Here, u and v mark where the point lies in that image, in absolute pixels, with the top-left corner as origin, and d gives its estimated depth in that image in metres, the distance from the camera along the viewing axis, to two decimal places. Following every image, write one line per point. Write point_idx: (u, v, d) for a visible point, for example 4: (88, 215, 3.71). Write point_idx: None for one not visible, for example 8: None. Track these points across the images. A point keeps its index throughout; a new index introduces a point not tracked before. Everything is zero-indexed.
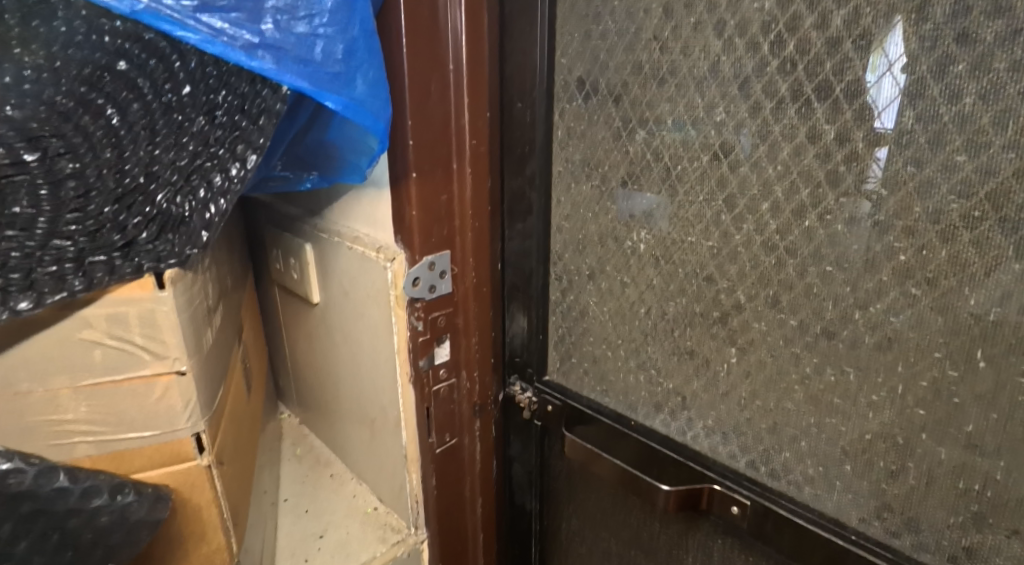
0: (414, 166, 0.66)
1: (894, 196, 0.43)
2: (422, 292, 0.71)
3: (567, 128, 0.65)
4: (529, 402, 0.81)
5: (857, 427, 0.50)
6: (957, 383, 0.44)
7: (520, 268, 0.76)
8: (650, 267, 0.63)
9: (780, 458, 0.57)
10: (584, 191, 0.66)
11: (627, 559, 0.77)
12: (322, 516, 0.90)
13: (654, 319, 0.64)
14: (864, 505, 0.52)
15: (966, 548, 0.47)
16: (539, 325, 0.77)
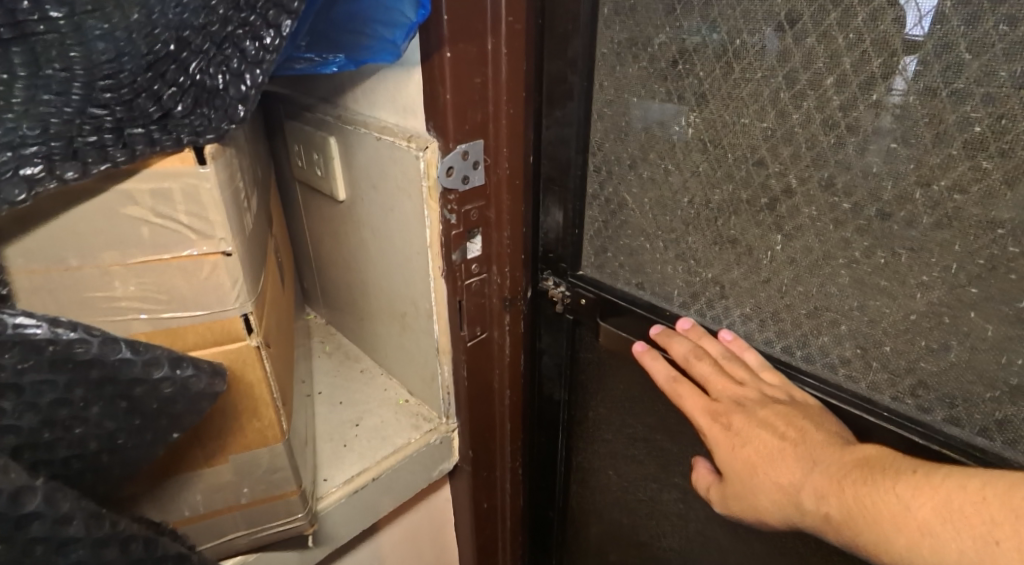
0: (449, 47, 0.62)
1: (979, 61, 0.41)
2: (456, 182, 0.70)
3: (614, 3, 0.60)
4: (562, 295, 0.81)
5: (902, 308, 0.51)
6: (1016, 259, 0.43)
7: (557, 159, 0.73)
8: (697, 153, 0.60)
9: (817, 342, 0.59)
10: (631, 73, 0.63)
11: (653, 441, 0.80)
12: (357, 405, 0.93)
13: (696, 209, 0.63)
14: (899, 383, 0.54)
15: (998, 420, 0.49)
16: (575, 219, 0.75)
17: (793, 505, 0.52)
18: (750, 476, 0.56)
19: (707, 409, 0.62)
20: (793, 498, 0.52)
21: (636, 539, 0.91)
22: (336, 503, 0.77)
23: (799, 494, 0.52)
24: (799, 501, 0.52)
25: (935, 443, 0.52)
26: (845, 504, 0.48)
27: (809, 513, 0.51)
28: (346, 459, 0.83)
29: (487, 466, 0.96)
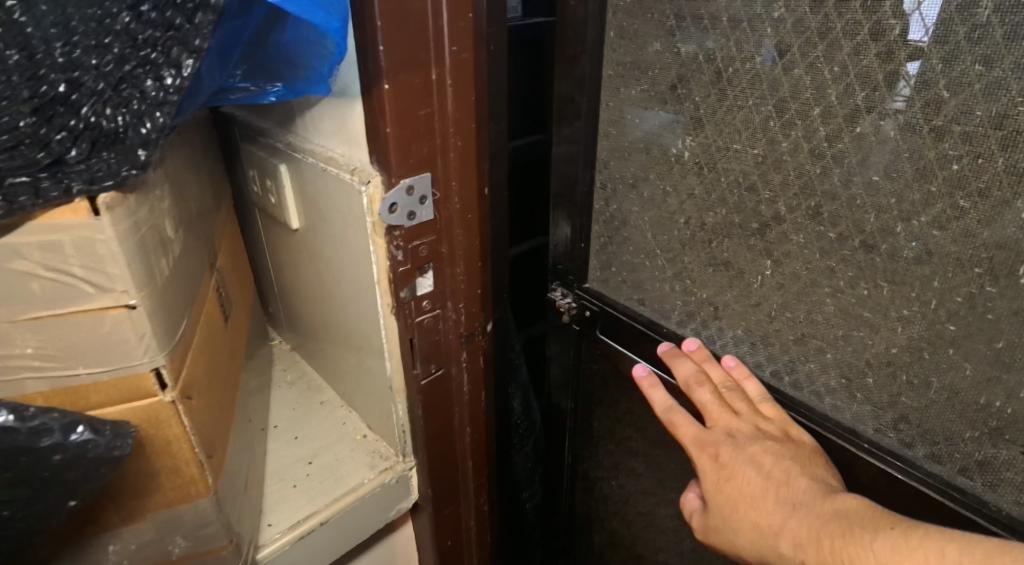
0: (387, 78, 0.60)
1: (956, 99, 0.41)
2: (400, 219, 0.68)
3: (619, 28, 0.63)
4: (568, 307, 0.83)
5: (884, 340, 0.51)
6: (994, 299, 0.43)
7: (566, 173, 0.75)
8: (692, 176, 0.61)
9: (804, 368, 0.59)
10: (633, 96, 0.64)
11: (651, 456, 0.81)
12: (313, 441, 0.94)
13: (693, 230, 0.64)
14: (881, 416, 0.54)
15: (979, 461, 0.48)
16: (582, 233, 0.77)
17: (773, 548, 0.53)
18: (733, 513, 0.57)
19: (697, 440, 0.62)
20: (772, 541, 0.54)
21: (636, 551, 0.92)
22: (277, 551, 0.78)
23: (778, 538, 0.53)
24: (778, 546, 0.53)
25: (914, 478, 0.52)
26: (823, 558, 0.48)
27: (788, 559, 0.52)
28: (294, 502, 0.84)
29: (450, 503, 0.95)
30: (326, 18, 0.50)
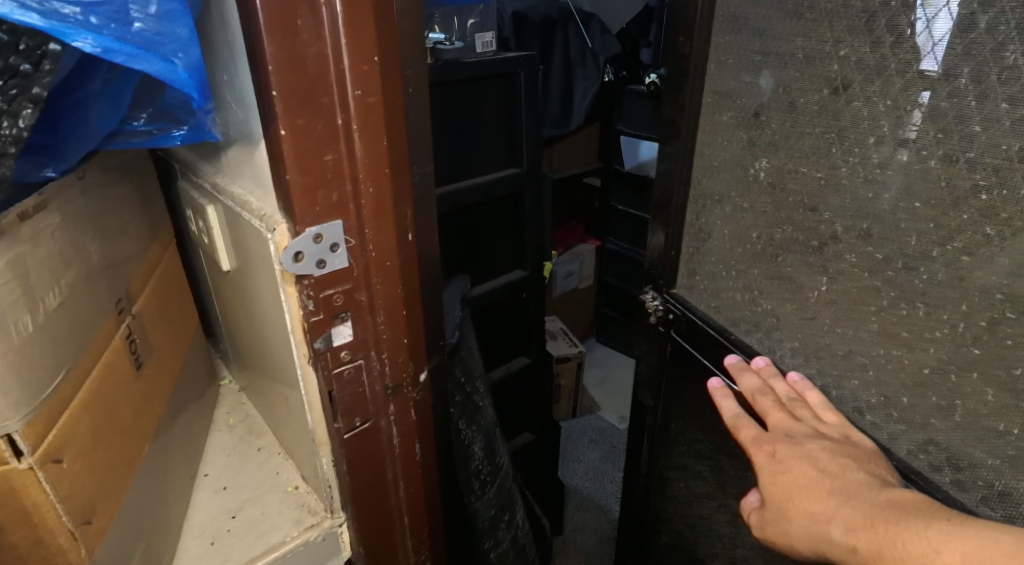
0: (283, 123, 0.52)
1: (987, 133, 0.44)
2: (309, 268, 0.59)
3: (718, 62, 0.69)
4: (655, 309, 0.87)
5: (917, 360, 0.53)
6: (1012, 324, 0.45)
7: (664, 188, 0.82)
8: (766, 195, 0.66)
9: (849, 384, 0.61)
10: (724, 121, 0.70)
11: (716, 463, 0.80)
12: (242, 492, 0.84)
13: (764, 244, 0.68)
14: (911, 436, 0.55)
15: (998, 491, 0.48)
16: (672, 242, 0.83)
17: (824, 534, 0.50)
18: (785, 503, 0.55)
19: (756, 440, 0.62)
20: (823, 529, 0.50)
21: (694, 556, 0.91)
22: None
23: (829, 524, 0.50)
24: (827, 533, 0.49)
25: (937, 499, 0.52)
26: (874, 539, 0.45)
27: (839, 545, 0.48)
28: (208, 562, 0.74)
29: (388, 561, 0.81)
30: (165, 63, 0.45)
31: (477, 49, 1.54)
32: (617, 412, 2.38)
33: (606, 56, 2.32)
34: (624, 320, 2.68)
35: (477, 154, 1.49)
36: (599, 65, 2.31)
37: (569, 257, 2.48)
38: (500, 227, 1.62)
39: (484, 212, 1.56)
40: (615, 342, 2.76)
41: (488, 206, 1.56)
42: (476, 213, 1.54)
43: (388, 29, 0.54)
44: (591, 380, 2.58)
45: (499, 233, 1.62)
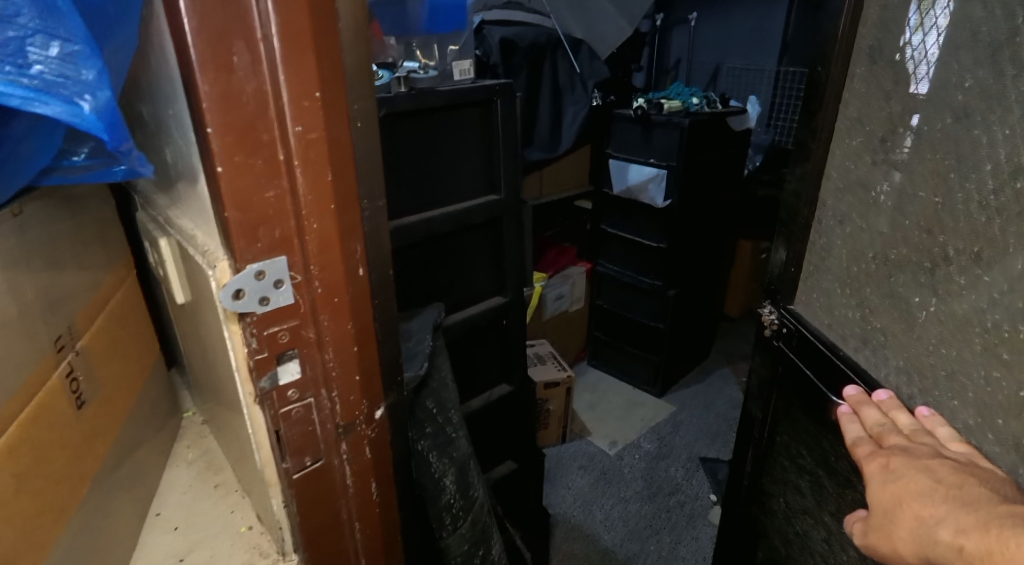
0: (218, 160, 0.43)
1: None
2: (249, 307, 0.48)
3: (853, 89, 0.70)
4: (772, 322, 0.89)
5: (1016, 383, 0.51)
6: None
7: (790, 206, 0.84)
8: (886, 217, 0.65)
9: (950, 405, 0.59)
10: (853, 146, 0.70)
11: (815, 476, 0.80)
12: (194, 532, 0.73)
13: (880, 264, 0.67)
14: (1005, 456, 0.53)
15: None
16: (795, 258, 0.83)
17: (930, 536, 0.51)
18: (893, 508, 0.56)
19: (870, 453, 0.62)
20: (931, 533, 0.51)
21: None
22: None
23: (937, 527, 0.51)
24: (935, 534, 0.50)
25: None
26: (985, 541, 0.46)
27: (943, 544, 0.49)
28: None
29: None
30: (68, 106, 0.37)
31: (453, 77, 1.31)
32: (608, 437, 2.37)
33: (595, 81, 2.39)
34: (617, 344, 2.69)
35: (449, 182, 1.29)
36: (588, 91, 2.38)
37: (559, 281, 2.54)
38: (477, 259, 1.40)
39: (458, 245, 1.35)
40: (609, 366, 2.78)
41: (463, 238, 1.35)
42: (448, 245, 1.33)
43: (333, 64, 0.46)
44: (581, 404, 2.58)
45: (478, 266, 1.41)
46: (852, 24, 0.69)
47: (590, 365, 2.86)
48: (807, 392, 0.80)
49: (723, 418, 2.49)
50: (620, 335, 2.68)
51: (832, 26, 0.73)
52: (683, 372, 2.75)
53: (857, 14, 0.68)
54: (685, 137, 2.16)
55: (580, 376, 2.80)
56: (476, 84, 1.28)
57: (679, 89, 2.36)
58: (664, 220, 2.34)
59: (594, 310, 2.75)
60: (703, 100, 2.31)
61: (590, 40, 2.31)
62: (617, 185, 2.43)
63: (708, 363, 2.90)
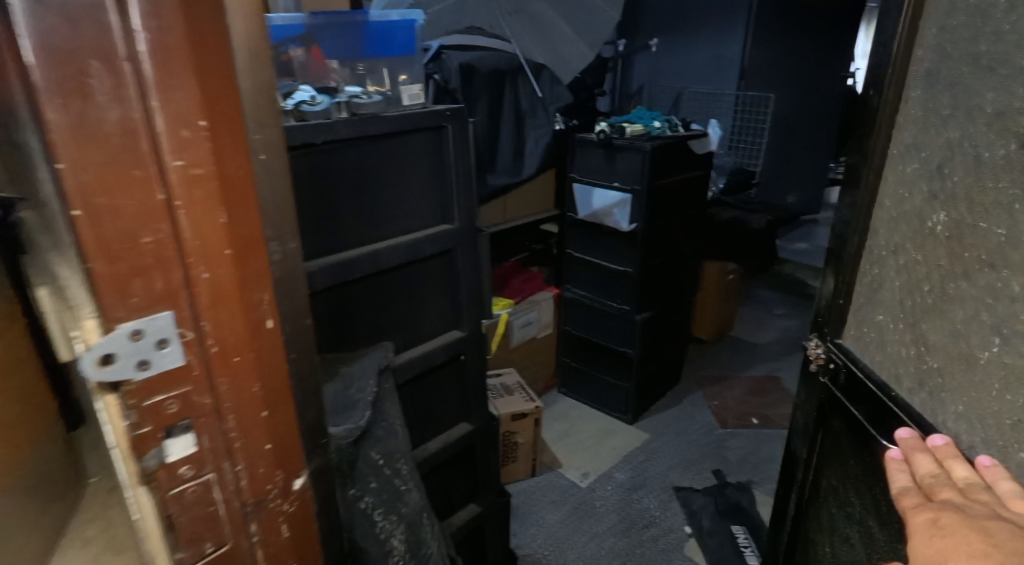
0: (73, 202, 0.34)
1: None
2: (123, 374, 0.39)
3: (909, 114, 0.65)
4: (818, 356, 0.82)
5: None
6: None
7: (839, 236, 0.77)
8: (942, 250, 0.59)
9: (1018, 457, 0.51)
10: (908, 174, 0.65)
11: (864, 525, 0.71)
12: None
13: (937, 299, 0.60)
14: None
15: None
16: (843, 289, 0.76)
17: None
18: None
19: (916, 505, 0.56)
20: None
21: None
22: None
23: None
24: None
25: None
26: None
27: None
28: None
29: None
30: None
31: (401, 104, 1.05)
32: (581, 468, 2.29)
33: (557, 106, 2.39)
34: (588, 371, 2.65)
35: (388, 213, 1.06)
36: (550, 116, 2.35)
37: (527, 307, 2.49)
38: (423, 301, 1.16)
39: (399, 286, 1.11)
40: (582, 394, 2.72)
41: (405, 278, 1.11)
42: (387, 288, 1.09)
43: (221, 86, 0.38)
44: (552, 434, 2.50)
45: (425, 307, 1.17)
46: (906, 45, 0.64)
47: (561, 393, 2.79)
48: (856, 431, 0.72)
49: (696, 445, 2.45)
50: (591, 362, 2.63)
51: (885, 49, 0.68)
52: (655, 397, 2.71)
53: (912, 35, 0.64)
54: (649, 161, 2.14)
55: (552, 404, 2.72)
56: (425, 106, 1.07)
57: (641, 112, 2.35)
58: (631, 245, 2.31)
59: (563, 336, 2.69)
60: (664, 123, 2.33)
61: (551, 65, 2.22)
62: (582, 211, 2.40)
63: (679, 388, 2.87)
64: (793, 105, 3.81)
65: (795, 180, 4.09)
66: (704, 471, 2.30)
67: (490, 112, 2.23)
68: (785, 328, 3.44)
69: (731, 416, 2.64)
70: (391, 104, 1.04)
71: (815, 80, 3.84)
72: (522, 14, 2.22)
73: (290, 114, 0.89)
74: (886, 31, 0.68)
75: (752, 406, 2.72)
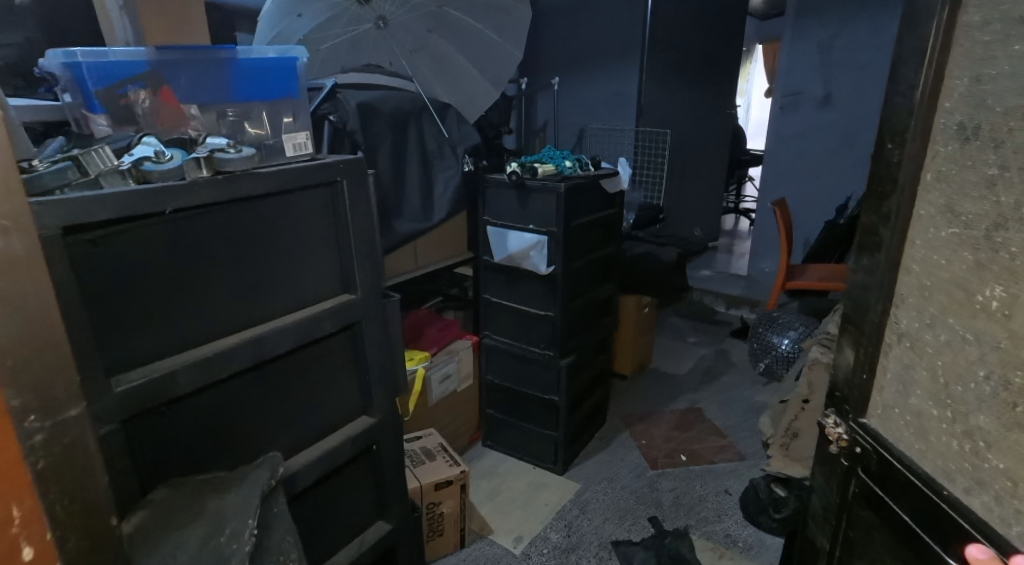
0: None
1: None
2: None
3: (937, 171, 0.62)
4: (839, 436, 0.78)
5: None
6: None
7: (858, 302, 0.75)
8: (1000, 330, 0.54)
9: None
10: (944, 237, 0.61)
11: None
12: None
13: (997, 388, 0.54)
14: None
15: None
16: (865, 363, 0.73)
17: None
18: None
19: None
20: None
21: None
22: None
23: None
24: None
25: None
26: None
27: None
28: None
29: None
30: None
31: (283, 155, 0.90)
32: (513, 533, 2.11)
33: (465, 146, 2.29)
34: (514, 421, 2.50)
35: (273, 289, 0.86)
36: (459, 157, 2.26)
37: (444, 359, 2.30)
38: (323, 387, 0.96)
39: (291, 375, 0.90)
40: (507, 445, 2.56)
41: (299, 364, 0.91)
42: (276, 380, 0.88)
43: None
44: (480, 495, 2.31)
45: (325, 395, 0.97)
46: (931, 95, 0.63)
47: (487, 447, 2.61)
48: (891, 523, 0.68)
49: (629, 492, 2.34)
50: (516, 413, 2.48)
51: (905, 100, 0.67)
52: (585, 443, 2.61)
53: (936, 86, 0.62)
54: (563, 202, 2.06)
55: (478, 459, 2.53)
56: (313, 158, 0.91)
57: (552, 152, 2.29)
58: (550, 289, 2.21)
59: (486, 387, 2.53)
60: (575, 161, 2.26)
61: (458, 105, 2.15)
62: (498, 254, 2.26)
63: (607, 428, 2.78)
64: (690, 140, 3.97)
65: (695, 211, 4.22)
66: (640, 520, 2.19)
67: (394, 151, 2.08)
68: (700, 356, 3.48)
69: (660, 455, 2.58)
70: (269, 156, 0.89)
71: (708, 116, 4.03)
72: (423, 52, 2.05)
73: (127, 175, 0.68)
74: (903, 82, 0.67)
75: (679, 441, 2.67)
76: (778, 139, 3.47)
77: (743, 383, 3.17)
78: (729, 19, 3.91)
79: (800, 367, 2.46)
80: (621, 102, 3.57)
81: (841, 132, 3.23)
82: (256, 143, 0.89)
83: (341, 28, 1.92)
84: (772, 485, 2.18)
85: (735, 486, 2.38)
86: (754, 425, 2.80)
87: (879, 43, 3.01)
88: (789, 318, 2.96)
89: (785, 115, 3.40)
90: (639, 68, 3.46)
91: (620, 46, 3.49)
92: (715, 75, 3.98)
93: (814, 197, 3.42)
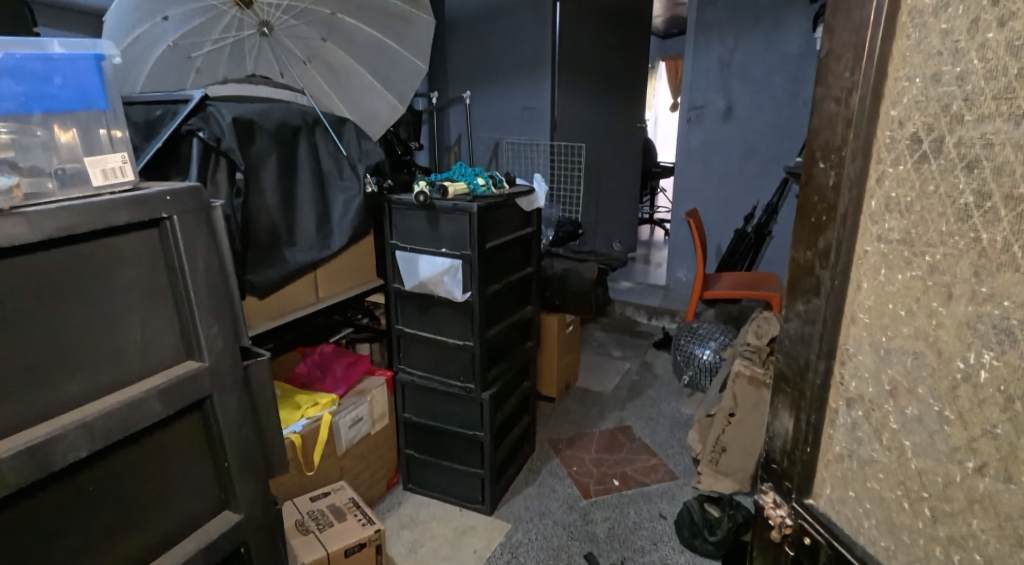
0: None
1: None
2: None
3: (887, 197, 0.45)
4: (781, 522, 0.59)
5: None
6: None
7: (793, 356, 0.56)
8: (996, 409, 0.39)
9: None
10: (901, 283, 0.44)
11: None
12: None
13: (995, 486, 0.39)
14: None
15: None
16: (807, 434, 0.55)
17: None
18: None
19: None
20: None
21: None
22: None
23: None
24: None
25: None
26: None
27: None
28: None
29: None
30: None
31: (90, 183, 0.70)
32: None
33: (367, 165, 1.89)
34: (435, 462, 2.29)
35: (68, 373, 0.64)
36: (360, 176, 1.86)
37: (354, 401, 2.07)
38: (158, 489, 0.75)
39: (102, 482, 0.68)
40: (430, 488, 2.34)
41: (114, 465, 0.69)
42: (77, 491, 0.66)
43: None
44: (400, 549, 2.07)
45: (161, 498, 0.75)
46: (873, 100, 0.45)
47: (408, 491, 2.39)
48: None
49: (563, 527, 2.19)
50: (437, 451, 2.27)
51: (839, 105, 0.48)
52: (513, 476, 2.43)
53: (880, 85, 0.44)
54: (476, 223, 1.89)
55: (397, 507, 2.30)
56: (135, 189, 0.71)
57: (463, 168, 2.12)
58: (465, 315, 2.03)
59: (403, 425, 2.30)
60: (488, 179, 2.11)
61: (355, 120, 1.93)
62: (408, 281, 2.06)
63: (536, 457, 2.62)
64: (603, 154, 3.96)
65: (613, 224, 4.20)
66: (575, 559, 2.03)
67: (283, 174, 1.74)
68: (625, 370, 3.41)
69: (592, 482, 2.45)
70: (65, 187, 0.68)
71: (619, 129, 4.02)
72: (316, 61, 1.90)
73: None
74: (831, 81, 0.48)
75: (610, 465, 2.55)
76: (686, 150, 3.49)
77: (668, 396, 3.12)
78: (632, 34, 3.93)
79: (722, 379, 2.39)
80: (534, 115, 3.48)
81: (744, 143, 3.29)
82: (48, 171, 0.68)
83: (220, 33, 1.79)
84: (706, 505, 2.10)
85: (669, 509, 2.28)
86: (683, 440, 2.74)
87: (773, 56, 3.10)
88: (708, 328, 2.97)
89: (691, 127, 3.43)
90: (550, 82, 3.38)
91: (528, 59, 3.40)
92: (624, 87, 3.97)
93: (723, 205, 3.47)
